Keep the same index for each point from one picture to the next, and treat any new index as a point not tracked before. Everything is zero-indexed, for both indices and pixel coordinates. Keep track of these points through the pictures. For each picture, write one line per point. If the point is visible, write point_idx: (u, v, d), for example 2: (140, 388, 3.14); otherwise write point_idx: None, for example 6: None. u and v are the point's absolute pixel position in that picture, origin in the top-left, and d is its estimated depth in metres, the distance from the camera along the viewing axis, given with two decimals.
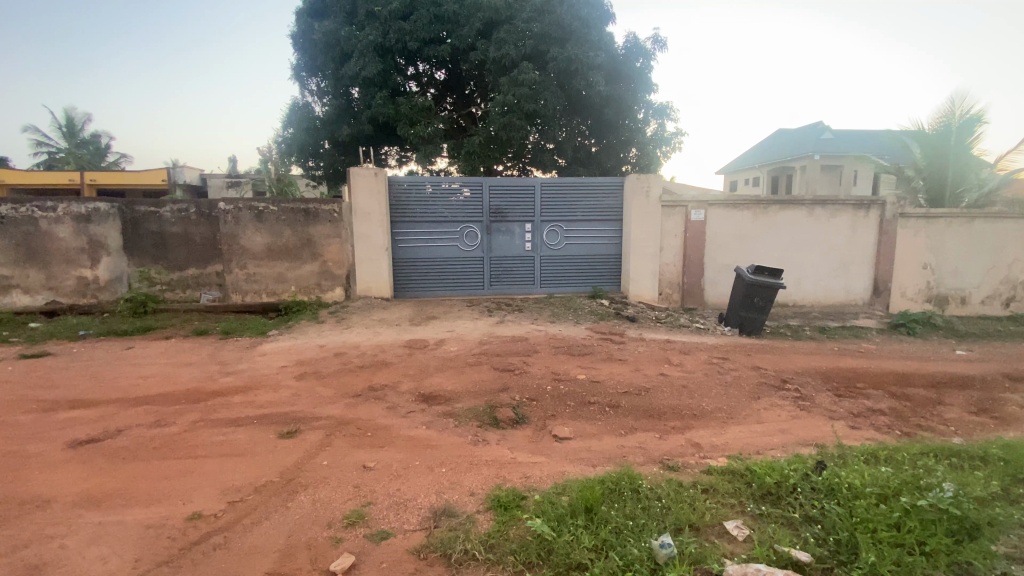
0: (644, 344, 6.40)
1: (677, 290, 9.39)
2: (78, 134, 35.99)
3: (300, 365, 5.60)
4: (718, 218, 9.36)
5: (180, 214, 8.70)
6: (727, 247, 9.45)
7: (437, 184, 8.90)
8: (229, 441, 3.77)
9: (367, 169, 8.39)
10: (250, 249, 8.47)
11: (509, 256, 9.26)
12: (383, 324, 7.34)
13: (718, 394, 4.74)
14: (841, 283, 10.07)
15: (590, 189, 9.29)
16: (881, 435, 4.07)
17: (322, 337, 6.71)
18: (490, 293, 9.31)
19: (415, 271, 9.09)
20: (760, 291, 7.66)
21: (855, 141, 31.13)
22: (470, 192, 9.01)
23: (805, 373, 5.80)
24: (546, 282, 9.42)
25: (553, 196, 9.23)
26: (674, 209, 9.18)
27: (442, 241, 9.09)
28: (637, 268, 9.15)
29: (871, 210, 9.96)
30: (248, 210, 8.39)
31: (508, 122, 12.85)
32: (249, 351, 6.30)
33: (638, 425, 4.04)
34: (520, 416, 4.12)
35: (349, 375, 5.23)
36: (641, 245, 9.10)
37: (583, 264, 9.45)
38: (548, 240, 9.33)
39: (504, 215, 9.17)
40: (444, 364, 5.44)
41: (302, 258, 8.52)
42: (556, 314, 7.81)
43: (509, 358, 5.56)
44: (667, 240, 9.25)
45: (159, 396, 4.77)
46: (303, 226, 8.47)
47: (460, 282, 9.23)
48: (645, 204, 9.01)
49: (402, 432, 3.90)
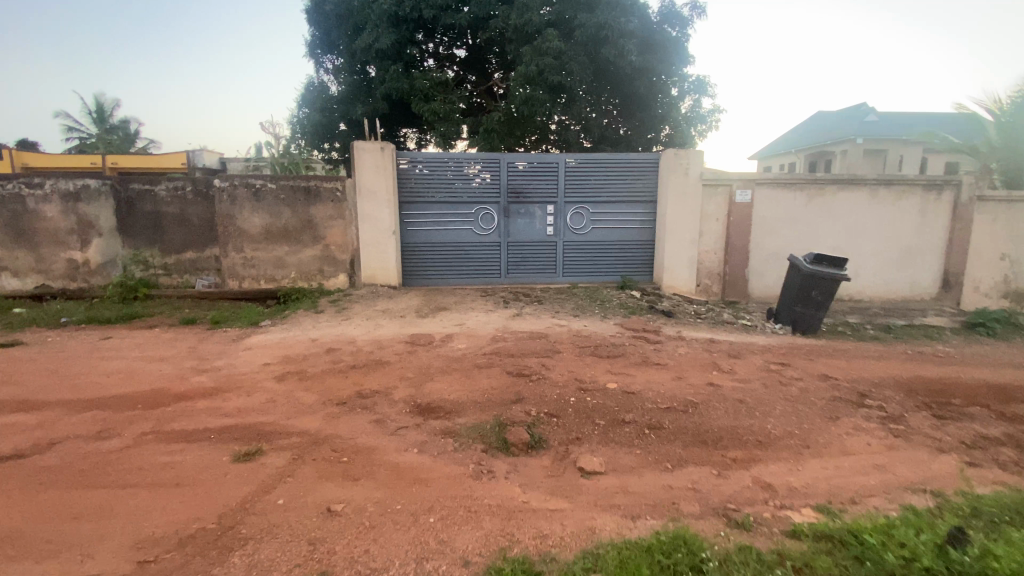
0: (684, 344, 5.47)
1: (718, 281, 8.30)
2: (108, 120, 36.54)
3: (285, 364, 4.85)
4: (766, 200, 8.27)
5: (175, 193, 8.12)
6: (776, 233, 8.37)
7: (451, 160, 8.03)
8: (172, 463, 3.03)
9: (374, 144, 7.58)
10: (247, 230, 7.78)
11: (529, 242, 8.37)
12: (386, 315, 6.56)
13: (785, 414, 3.78)
14: (904, 276, 8.89)
15: (622, 167, 8.30)
16: (1012, 480, 3.09)
17: (316, 330, 5.96)
18: (508, 282, 8.44)
19: (425, 257, 8.26)
20: (819, 284, 6.62)
21: (902, 126, 29.16)
22: (488, 170, 8.14)
23: (883, 384, 4.79)
24: (570, 271, 8.49)
25: (581, 174, 8.27)
26: (717, 187, 8.04)
27: (456, 225, 8.24)
28: (672, 255, 8.14)
29: (944, 191, 8.74)
30: (244, 187, 7.68)
31: (530, 95, 11.78)
32: (234, 344, 5.61)
33: (688, 456, 3.15)
34: (536, 439, 3.26)
35: (338, 376, 4.46)
36: (678, 230, 8.10)
37: (611, 251, 8.49)
38: (573, 224, 8.40)
39: (524, 196, 8.25)
40: (448, 365, 4.61)
41: (302, 241, 7.78)
42: (581, 307, 6.92)
43: (525, 360, 4.70)
44: (708, 224, 8.12)
45: (117, 398, 4.09)
46: (304, 206, 7.71)
47: (474, 271, 8.37)
48: (684, 183, 7.98)
49: (388, 457, 3.10)
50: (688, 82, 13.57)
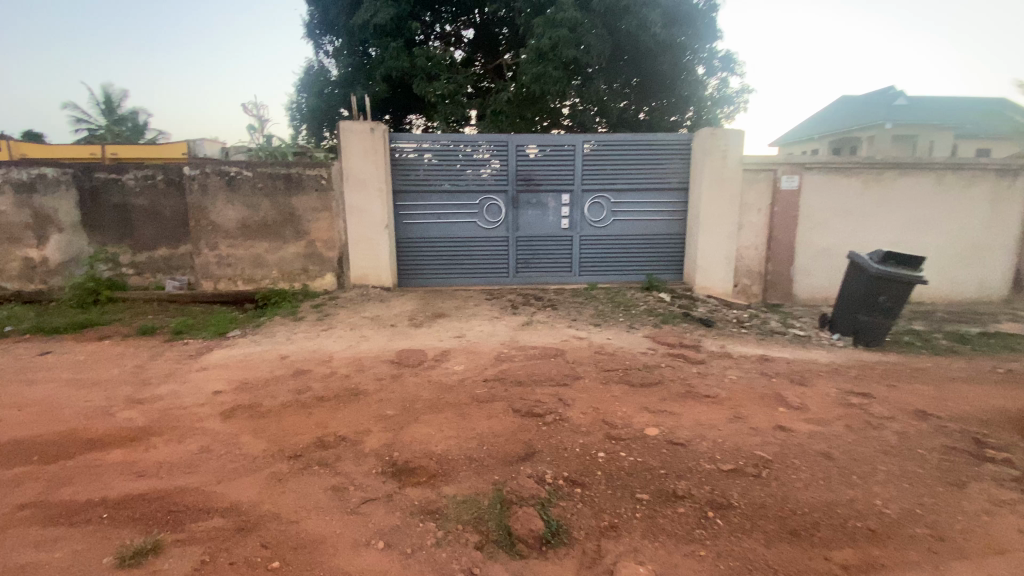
0: (733, 366, 4.44)
1: (758, 281, 7.29)
2: (117, 111, 36.09)
3: (241, 392, 3.93)
4: (816, 187, 7.16)
5: (145, 183, 7.29)
6: (825, 225, 7.26)
7: (452, 144, 7.02)
8: (35, 569, 2.14)
9: (364, 125, 6.54)
10: (221, 225, 6.83)
11: (540, 236, 7.35)
12: (374, 323, 5.60)
13: (892, 481, 2.78)
14: (972, 274, 7.71)
15: (649, 150, 7.20)
16: None
17: (289, 344, 5.03)
18: (516, 282, 7.45)
19: (423, 253, 7.27)
20: (889, 287, 5.55)
21: (934, 111, 27.51)
22: (494, 154, 7.11)
23: (998, 423, 3.72)
24: (587, 269, 7.46)
25: (601, 159, 7.20)
26: (759, 174, 7.03)
27: (457, 217, 7.23)
28: (706, 252, 7.08)
29: (1021, 177, 7.51)
30: (217, 175, 6.73)
31: (543, 72, 10.56)
32: (190, 362, 4.70)
33: (775, 562, 2.18)
34: (555, 529, 2.31)
35: (300, 412, 3.53)
36: (713, 222, 7.03)
37: (634, 246, 7.43)
38: (591, 215, 7.35)
39: (535, 184, 7.22)
40: (439, 397, 3.62)
41: (283, 236, 6.82)
42: (602, 313, 5.91)
43: (538, 390, 3.70)
44: (748, 215, 7.12)
45: (17, 444, 3.22)
46: (284, 196, 6.73)
47: (479, 269, 7.36)
48: (721, 168, 6.90)
49: (342, 559, 2.17)
50: (716, 57, 12.38)
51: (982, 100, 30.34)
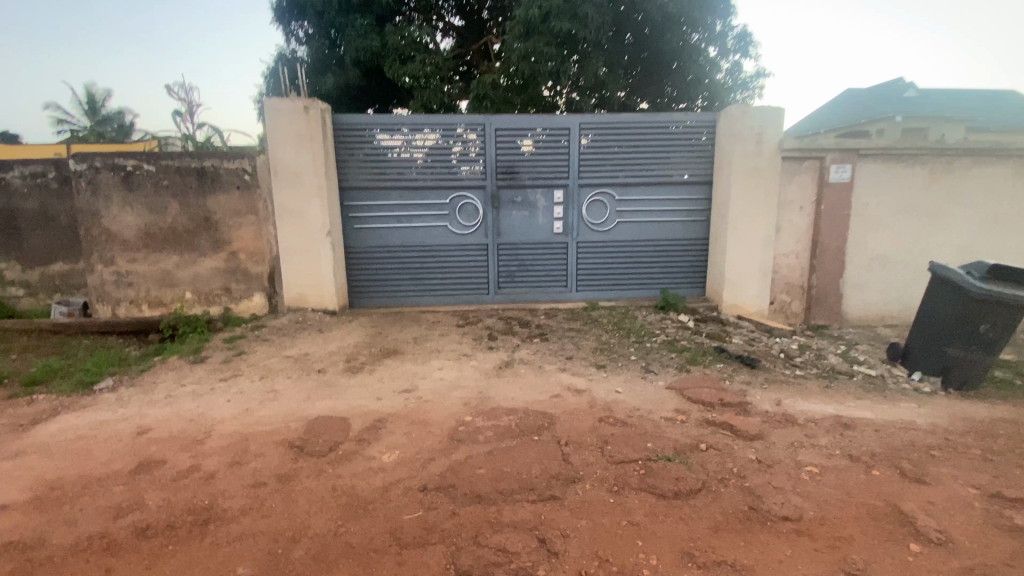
0: (805, 444, 2.96)
1: (800, 296, 5.83)
2: (98, 111, 34.53)
3: (35, 512, 2.46)
4: (871, 179, 5.69)
5: (33, 182, 5.81)
6: (882, 226, 5.79)
7: (413, 129, 5.52)
8: None
9: (295, 103, 5.02)
10: (118, 234, 5.32)
11: (527, 242, 5.86)
12: (297, 367, 4.11)
13: None
14: None
15: (662, 135, 5.73)
16: None
17: (166, 407, 3.55)
18: (497, 300, 5.95)
19: (379, 266, 5.75)
20: (994, 312, 4.10)
21: (948, 105, 26.05)
22: (467, 141, 5.62)
23: None
24: (586, 283, 5.99)
25: (602, 147, 5.73)
26: (802, 162, 5.56)
27: (421, 220, 5.73)
28: (736, 260, 5.60)
29: None
30: (110, 170, 5.23)
31: (532, 48, 9.06)
32: (11, 440, 3.23)
33: None
34: None
35: (98, 567, 2.07)
36: (745, 224, 5.54)
37: (644, 254, 5.96)
38: (590, 216, 5.87)
39: (518, 177, 5.74)
40: (338, 534, 2.15)
41: (196, 247, 5.33)
42: (607, 347, 4.41)
43: (506, 512, 2.23)
44: (788, 214, 5.66)
45: None
46: (197, 197, 5.25)
47: (451, 285, 5.86)
48: (754, 156, 5.42)
49: None
50: (729, 35, 10.91)
51: (998, 92, 28.79)
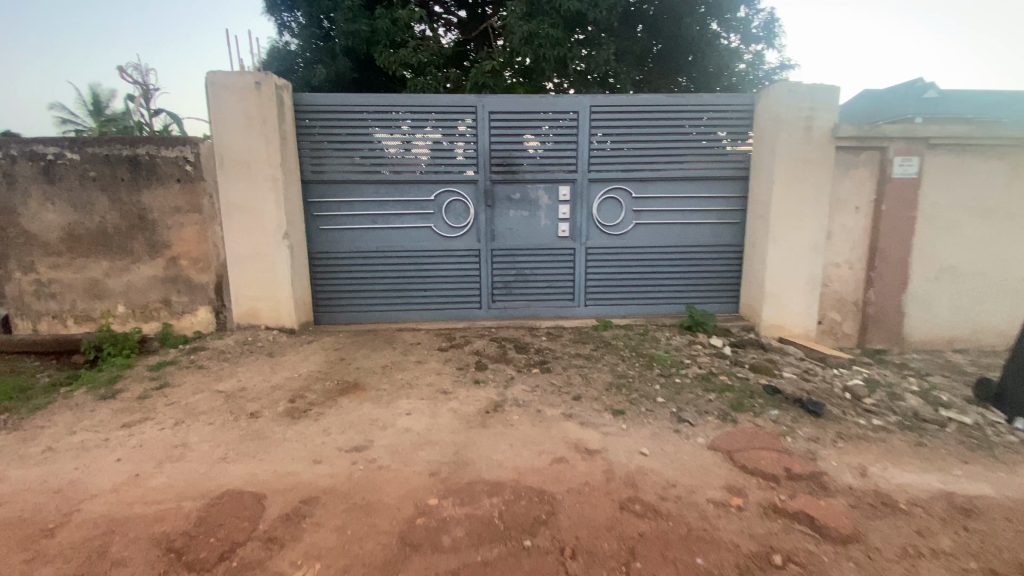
0: (925, 555, 2.00)
1: (853, 315, 4.86)
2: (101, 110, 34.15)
3: None
4: (942, 174, 4.70)
5: None
6: (954, 231, 4.80)
7: (390, 111, 4.61)
8: None
9: (245, 78, 4.13)
10: (36, 235, 4.42)
11: (526, 248, 4.94)
12: (226, 408, 3.19)
13: None
14: None
15: (689, 121, 4.79)
16: None
17: (36, 470, 2.64)
18: (490, 316, 5.02)
19: (350, 274, 4.83)
20: None
21: (974, 105, 24.85)
22: (455, 127, 4.70)
23: None
24: (597, 296, 5.05)
25: (617, 135, 4.80)
26: (860, 153, 4.60)
27: (400, 221, 4.81)
28: (778, 271, 4.64)
29: None
30: (25, 158, 4.33)
31: (535, 30, 8.14)
32: None
33: None
34: None
35: None
36: (790, 228, 4.58)
37: (665, 262, 5.01)
38: (602, 217, 4.93)
39: (517, 171, 4.81)
40: None
41: (129, 251, 4.43)
42: (625, 382, 3.46)
43: None
44: (841, 216, 4.69)
45: None
46: (131, 192, 4.36)
47: (436, 297, 4.95)
48: (803, 144, 4.46)
49: None
50: (754, 19, 9.91)
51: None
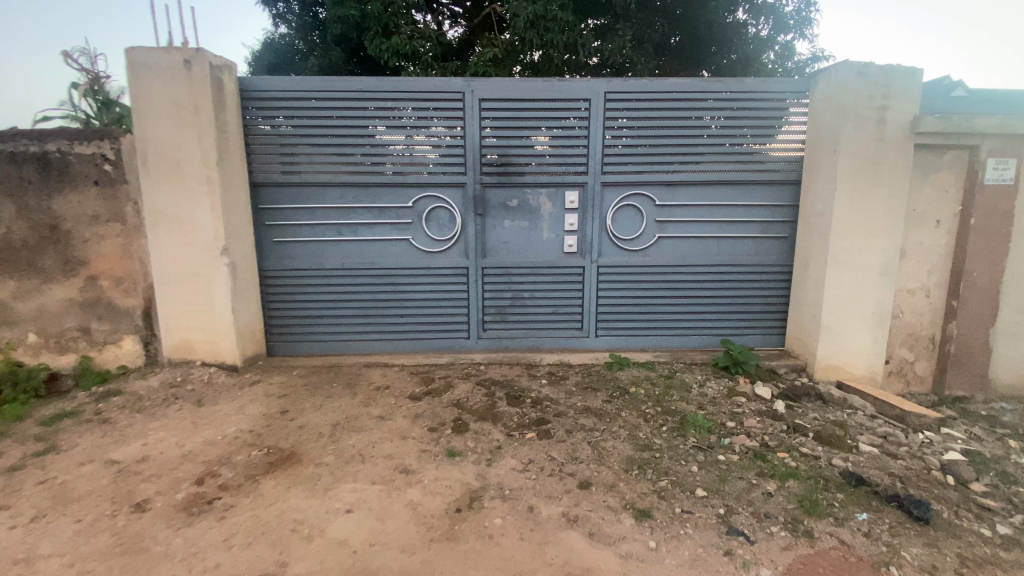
0: None
1: (928, 353, 3.94)
2: None
3: None
4: None
5: None
6: None
7: (357, 99, 3.75)
8: None
9: (171, 56, 3.31)
10: None
11: (525, 266, 4.07)
12: (111, 494, 2.36)
13: None
14: None
15: (729, 111, 3.88)
16: None
17: None
18: (480, 346, 4.16)
19: (311, 297, 4.00)
20: None
21: None
22: (438, 119, 3.84)
23: None
24: (611, 324, 4.17)
25: (637, 129, 3.91)
26: (943, 153, 3.66)
27: (371, 232, 3.97)
28: (837, 300, 3.73)
29: None
30: None
31: (541, 12, 7.24)
32: None
33: None
34: None
35: None
36: (853, 245, 3.66)
37: (694, 284, 4.12)
38: (618, 229, 4.05)
39: (514, 172, 3.94)
40: None
41: (40, 268, 3.62)
42: (649, 458, 2.57)
43: None
44: (916, 232, 3.76)
45: None
46: (40, 196, 3.54)
47: (415, 324, 4.10)
48: (873, 141, 3.53)
49: None
50: (790, 2, 8.86)
51: None
